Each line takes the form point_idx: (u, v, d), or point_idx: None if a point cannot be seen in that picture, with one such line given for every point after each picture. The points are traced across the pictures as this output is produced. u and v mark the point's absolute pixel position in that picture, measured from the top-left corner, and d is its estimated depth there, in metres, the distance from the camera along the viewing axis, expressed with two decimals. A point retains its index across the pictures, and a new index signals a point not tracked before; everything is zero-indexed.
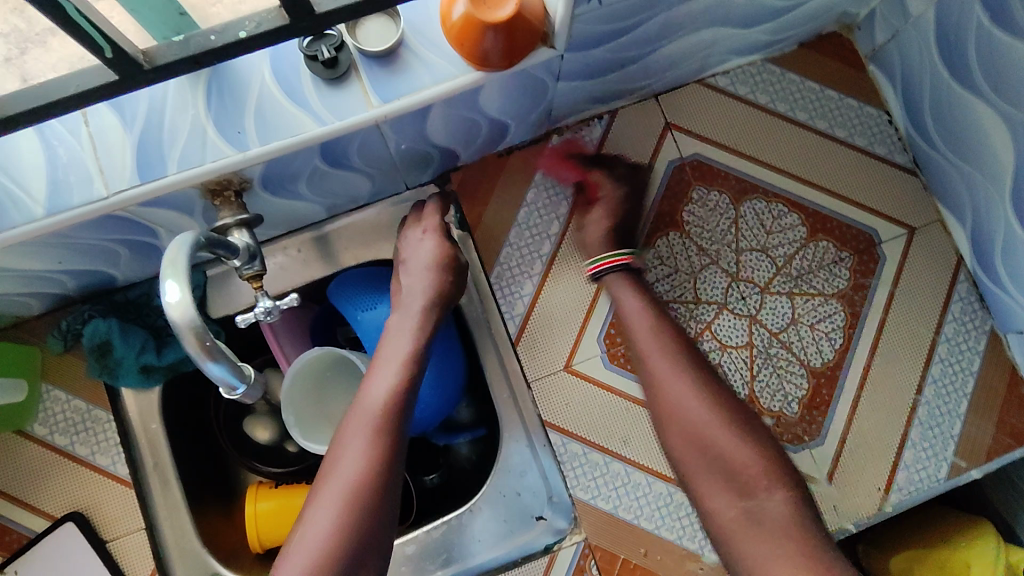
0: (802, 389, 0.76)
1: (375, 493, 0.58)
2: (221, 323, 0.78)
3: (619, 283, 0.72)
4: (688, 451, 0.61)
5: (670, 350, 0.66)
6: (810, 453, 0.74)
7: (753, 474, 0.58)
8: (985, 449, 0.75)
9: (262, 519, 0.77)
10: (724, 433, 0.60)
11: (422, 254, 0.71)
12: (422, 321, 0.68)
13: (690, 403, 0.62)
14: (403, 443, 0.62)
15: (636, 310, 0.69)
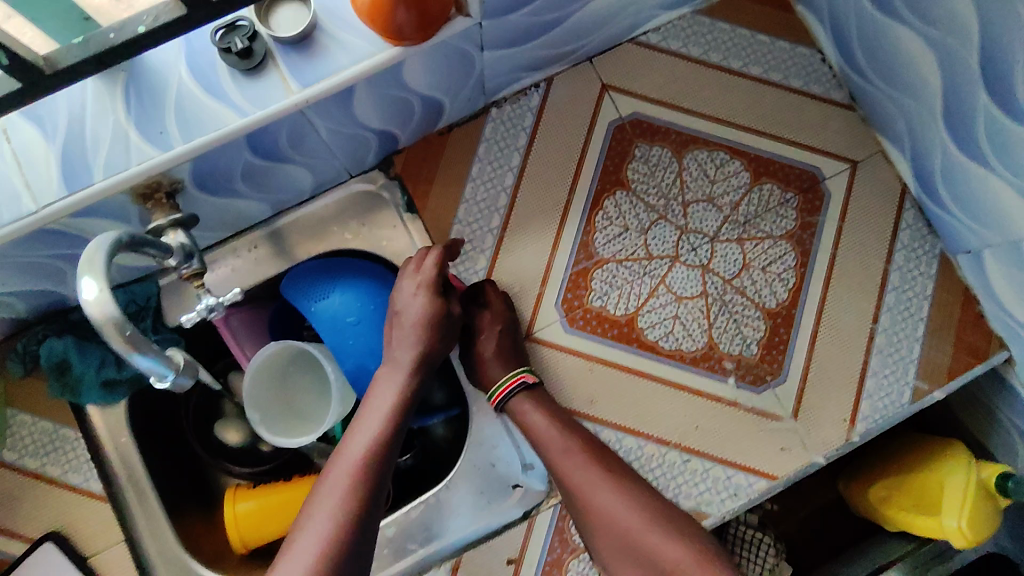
0: (761, 332, 0.77)
1: (347, 551, 0.56)
2: (180, 331, 0.78)
3: (523, 401, 0.70)
4: (623, 556, 0.62)
5: (607, 467, 0.66)
6: (773, 392, 0.75)
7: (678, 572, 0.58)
8: (946, 370, 0.76)
9: (243, 519, 0.78)
10: (659, 536, 0.61)
11: (414, 307, 0.69)
12: (407, 381, 0.67)
13: (621, 511, 0.62)
14: (379, 502, 0.61)
15: (612, 403, 0.69)
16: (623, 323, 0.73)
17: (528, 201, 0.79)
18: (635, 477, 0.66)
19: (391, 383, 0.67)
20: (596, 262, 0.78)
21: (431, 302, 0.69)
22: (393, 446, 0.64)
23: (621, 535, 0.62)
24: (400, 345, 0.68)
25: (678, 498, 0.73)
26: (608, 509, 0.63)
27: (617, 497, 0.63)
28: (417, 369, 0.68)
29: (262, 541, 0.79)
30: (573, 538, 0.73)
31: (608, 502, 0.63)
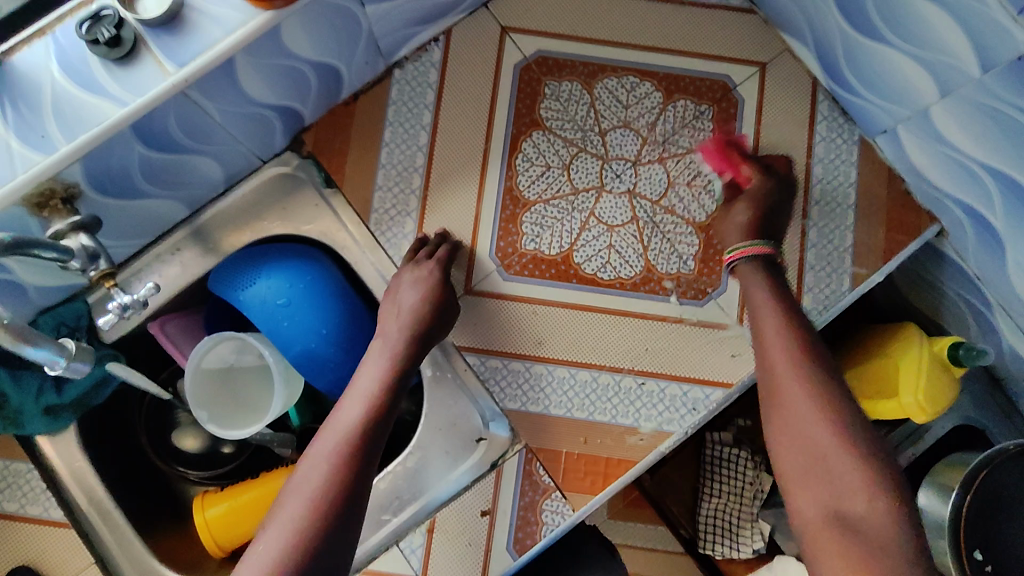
0: (695, 247, 0.77)
1: (330, 518, 0.56)
2: (117, 344, 0.77)
3: (756, 283, 0.70)
4: (804, 478, 0.59)
5: (799, 339, 0.64)
6: (716, 303, 0.77)
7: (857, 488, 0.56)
8: (881, 251, 0.78)
9: (214, 524, 0.77)
10: (814, 419, 0.60)
11: (413, 287, 0.71)
12: (401, 345, 0.68)
13: (810, 430, 0.59)
14: (370, 471, 0.60)
15: (768, 303, 0.67)
16: (744, 252, 0.71)
17: (448, 156, 0.78)
18: (824, 351, 0.64)
19: (387, 354, 0.67)
20: (524, 206, 0.77)
21: (429, 285, 0.72)
22: (386, 416, 0.63)
23: (785, 414, 0.61)
24: (398, 320, 0.70)
25: (639, 421, 0.74)
26: (790, 395, 0.62)
27: (803, 380, 0.62)
28: (414, 343, 0.68)
29: (239, 544, 0.78)
30: (543, 479, 0.74)
31: (795, 393, 0.61)
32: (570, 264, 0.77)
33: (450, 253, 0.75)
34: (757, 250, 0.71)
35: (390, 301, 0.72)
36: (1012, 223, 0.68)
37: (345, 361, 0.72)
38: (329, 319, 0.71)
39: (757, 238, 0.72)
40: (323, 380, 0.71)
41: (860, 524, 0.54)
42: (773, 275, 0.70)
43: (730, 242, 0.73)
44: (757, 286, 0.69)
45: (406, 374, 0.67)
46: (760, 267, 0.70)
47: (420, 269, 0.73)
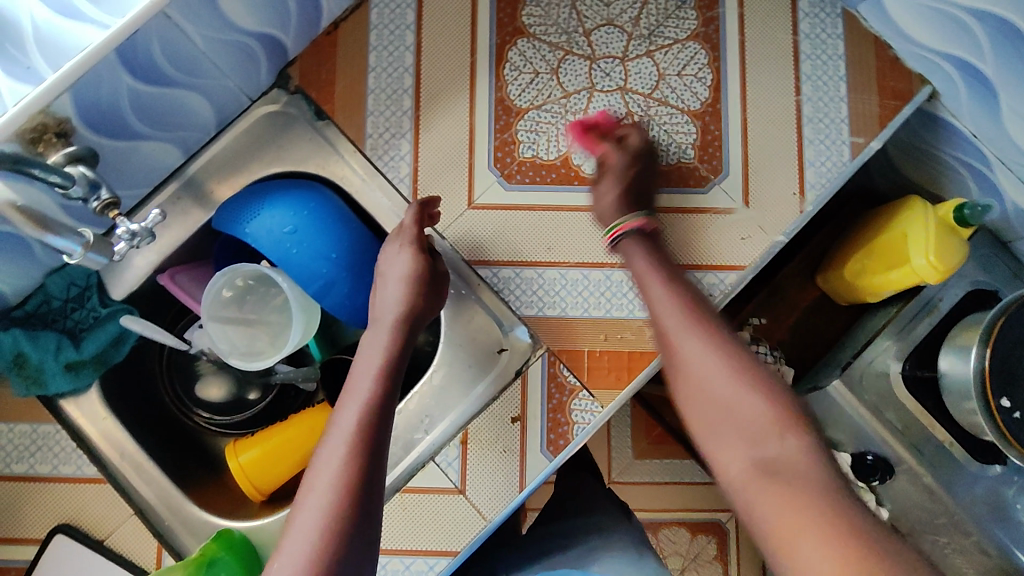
0: (693, 134, 0.77)
1: (352, 523, 0.52)
2: (130, 301, 0.77)
3: (633, 249, 0.70)
4: (708, 424, 0.58)
5: (685, 314, 0.63)
6: (720, 188, 0.77)
7: (763, 424, 0.55)
8: (877, 118, 0.78)
9: (249, 468, 0.77)
10: (735, 387, 0.57)
11: (394, 266, 0.69)
12: (393, 336, 0.65)
13: (708, 363, 0.59)
14: (381, 470, 0.57)
15: (648, 269, 0.68)
16: (622, 228, 0.71)
17: (435, 75, 0.77)
18: (722, 324, 0.63)
19: (380, 348, 0.65)
20: (517, 115, 0.77)
21: (414, 261, 0.69)
22: (386, 411, 0.60)
23: (708, 394, 0.58)
24: (386, 312, 0.67)
25: None
26: (699, 369, 0.60)
27: (703, 346, 0.61)
28: (404, 332, 0.66)
29: (278, 485, 0.78)
30: (568, 380, 0.74)
31: (699, 361, 0.60)
32: (570, 167, 0.76)
33: (422, 218, 0.71)
34: (636, 223, 0.71)
35: (374, 298, 0.69)
36: (1001, 66, 0.69)
37: (359, 286, 0.72)
38: (337, 244, 0.71)
39: (634, 211, 0.72)
40: (337, 305, 0.71)
41: (779, 467, 0.52)
42: (653, 248, 0.71)
43: (609, 218, 0.73)
44: (639, 256, 0.70)
45: (400, 367, 0.64)
46: (643, 242, 0.71)
47: (399, 247, 0.70)
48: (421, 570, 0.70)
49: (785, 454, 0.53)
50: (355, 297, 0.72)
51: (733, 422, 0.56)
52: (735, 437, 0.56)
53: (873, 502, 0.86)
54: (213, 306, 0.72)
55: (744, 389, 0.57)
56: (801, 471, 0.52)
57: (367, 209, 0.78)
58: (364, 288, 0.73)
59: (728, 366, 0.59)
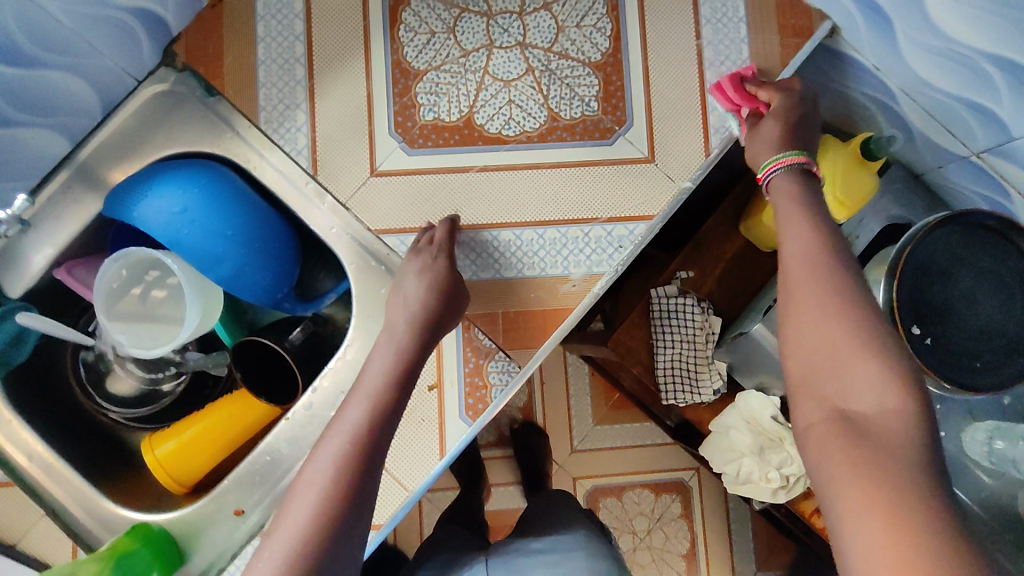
0: (595, 87, 0.76)
1: (345, 513, 0.51)
2: (29, 302, 0.74)
3: (787, 182, 0.60)
4: (807, 366, 0.50)
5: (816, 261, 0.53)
6: (626, 139, 0.76)
7: (864, 386, 0.47)
8: (778, 57, 0.78)
9: (166, 461, 0.75)
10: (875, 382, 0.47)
11: (410, 268, 0.69)
12: (406, 342, 0.65)
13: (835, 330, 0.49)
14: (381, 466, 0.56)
15: (792, 213, 0.57)
16: (784, 162, 0.61)
17: (328, 41, 0.75)
18: (861, 275, 0.52)
19: (389, 355, 0.64)
20: (415, 77, 0.75)
21: (429, 262, 0.69)
22: (393, 410, 0.59)
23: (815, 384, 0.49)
24: (400, 321, 0.67)
25: (569, 269, 0.74)
26: (811, 327, 0.50)
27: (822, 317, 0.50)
28: (419, 339, 0.66)
29: (198, 476, 0.77)
30: (484, 343, 0.74)
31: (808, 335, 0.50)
32: (473, 128, 0.75)
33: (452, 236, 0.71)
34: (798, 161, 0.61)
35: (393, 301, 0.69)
36: None
37: (261, 264, 0.71)
38: (234, 222, 0.69)
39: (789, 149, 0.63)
40: (241, 285, 0.71)
41: (871, 425, 0.46)
42: (811, 188, 0.60)
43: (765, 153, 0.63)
44: (787, 199, 0.59)
45: (410, 372, 0.63)
46: (796, 181, 0.60)
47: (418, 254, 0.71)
48: None
49: (889, 417, 0.45)
50: (258, 275, 0.72)
51: (836, 375, 0.48)
52: (833, 397, 0.48)
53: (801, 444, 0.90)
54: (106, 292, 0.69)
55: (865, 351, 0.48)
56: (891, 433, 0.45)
57: (267, 185, 0.75)
58: (267, 266, 0.72)
59: (848, 318, 0.49)
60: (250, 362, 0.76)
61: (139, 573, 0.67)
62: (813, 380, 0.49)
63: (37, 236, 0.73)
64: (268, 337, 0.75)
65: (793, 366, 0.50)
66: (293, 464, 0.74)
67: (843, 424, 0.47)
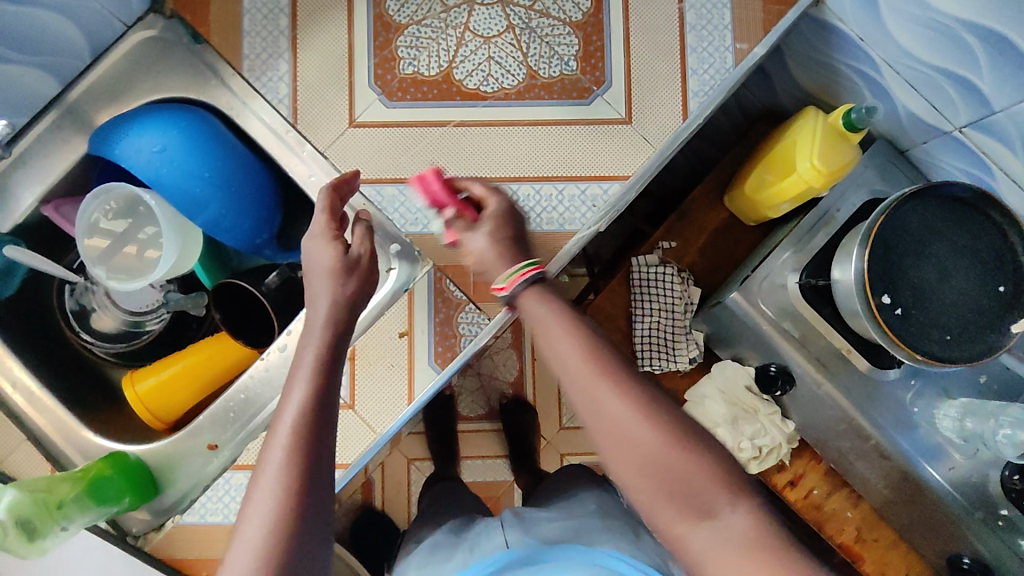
0: (574, 47, 0.77)
1: (299, 528, 0.48)
2: (17, 236, 0.76)
3: (531, 295, 0.57)
4: (646, 486, 0.49)
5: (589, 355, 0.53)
6: (603, 100, 0.76)
7: (705, 487, 0.48)
8: (761, 23, 0.77)
9: (146, 397, 0.78)
10: (681, 455, 0.48)
11: (317, 259, 0.63)
12: (328, 330, 0.60)
13: (637, 429, 0.49)
14: (325, 466, 0.52)
15: (552, 316, 0.55)
16: (520, 274, 0.56)
17: None
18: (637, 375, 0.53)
19: (311, 344, 0.59)
20: (396, 31, 0.77)
21: (335, 249, 0.63)
22: (329, 398, 0.56)
23: (624, 451, 0.49)
24: (318, 315, 0.61)
25: (540, 225, 0.75)
26: (611, 425, 0.50)
27: (619, 407, 0.50)
28: (338, 326, 0.60)
29: (179, 414, 0.79)
30: (455, 294, 0.75)
31: (609, 413, 0.50)
32: (451, 83, 0.76)
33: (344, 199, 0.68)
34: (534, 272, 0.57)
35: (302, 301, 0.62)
36: None
37: (237, 206, 0.73)
38: (211, 163, 0.71)
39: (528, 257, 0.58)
40: (218, 225, 0.73)
41: (728, 522, 0.47)
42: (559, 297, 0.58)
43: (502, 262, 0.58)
44: (538, 307, 0.56)
45: (337, 358, 0.59)
46: (542, 293, 0.57)
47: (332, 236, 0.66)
48: None
49: (742, 521, 0.47)
50: (234, 217, 0.73)
51: (674, 482, 0.48)
52: (666, 489, 0.48)
53: (774, 413, 0.91)
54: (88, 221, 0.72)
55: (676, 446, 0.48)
56: (758, 540, 0.46)
57: (250, 133, 0.76)
58: (244, 209, 0.73)
59: (644, 414, 0.50)
60: (230, 302, 0.79)
61: (110, 501, 0.68)
62: (669, 478, 0.48)
63: (28, 175, 0.75)
64: (247, 281, 0.78)
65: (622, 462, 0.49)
66: (264, 403, 0.74)
67: (686, 506, 0.48)
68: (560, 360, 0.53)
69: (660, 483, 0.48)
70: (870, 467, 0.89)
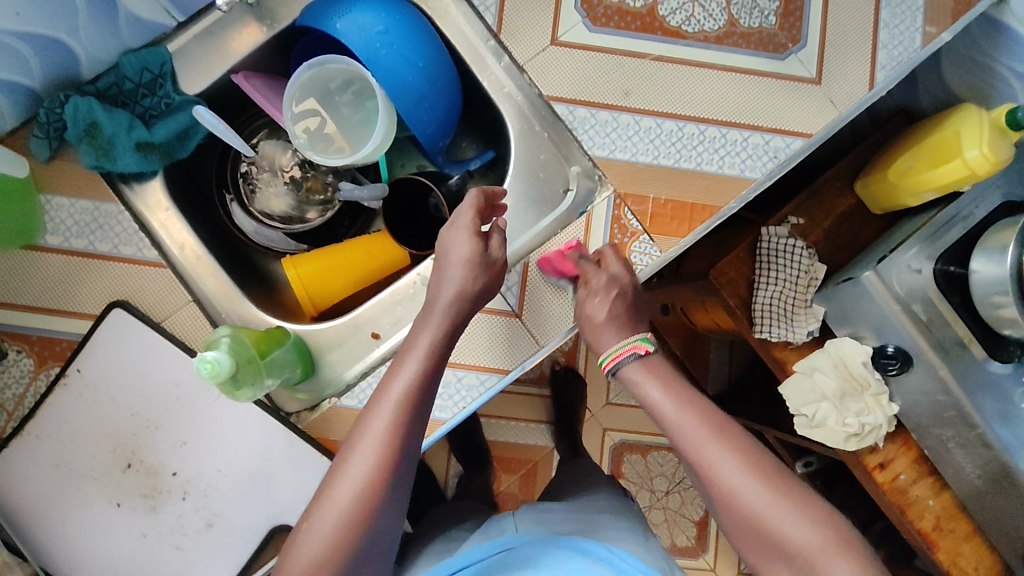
0: (776, 2, 0.78)
1: (385, 495, 0.60)
2: (203, 99, 0.76)
3: (635, 370, 0.75)
4: (746, 540, 0.64)
5: (706, 421, 0.69)
6: (796, 58, 0.78)
7: (809, 554, 0.60)
8: (951, 11, 0.80)
9: (308, 280, 0.78)
10: (784, 513, 0.62)
11: (455, 251, 0.69)
12: (444, 319, 0.68)
13: (745, 493, 0.63)
14: (411, 447, 0.63)
15: (664, 403, 0.72)
16: (620, 355, 0.75)
17: None
18: (750, 446, 0.67)
19: (430, 330, 0.67)
20: None
21: (472, 243, 0.69)
22: (432, 386, 0.65)
23: (736, 505, 0.64)
24: (439, 298, 0.68)
25: (722, 168, 0.77)
26: (732, 487, 0.64)
27: (743, 474, 0.64)
28: (456, 317, 0.68)
29: (327, 305, 0.80)
30: (630, 223, 0.77)
31: (733, 482, 0.64)
32: (655, 17, 0.77)
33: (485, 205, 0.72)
34: (643, 348, 0.76)
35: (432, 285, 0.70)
36: None
37: (440, 102, 0.74)
38: (425, 54, 0.71)
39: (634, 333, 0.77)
40: (419, 117, 0.73)
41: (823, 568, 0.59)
42: (660, 375, 0.74)
43: (605, 343, 0.77)
44: (649, 385, 0.74)
45: (447, 348, 0.67)
46: (645, 369, 0.75)
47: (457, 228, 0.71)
48: (472, 384, 0.75)
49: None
50: (433, 111, 0.74)
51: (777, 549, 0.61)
52: (779, 552, 0.61)
53: (881, 396, 0.95)
54: (296, 90, 0.74)
55: (787, 509, 0.62)
56: None
57: (449, 35, 0.80)
58: (444, 106, 0.75)
59: (761, 480, 0.64)
60: (403, 200, 0.83)
61: (286, 365, 0.69)
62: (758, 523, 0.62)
63: (221, 39, 0.75)
64: (428, 178, 0.83)
65: (756, 496, 0.63)
66: None
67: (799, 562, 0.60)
68: (666, 417, 0.71)
69: (820, 536, 0.60)
70: (969, 455, 0.93)
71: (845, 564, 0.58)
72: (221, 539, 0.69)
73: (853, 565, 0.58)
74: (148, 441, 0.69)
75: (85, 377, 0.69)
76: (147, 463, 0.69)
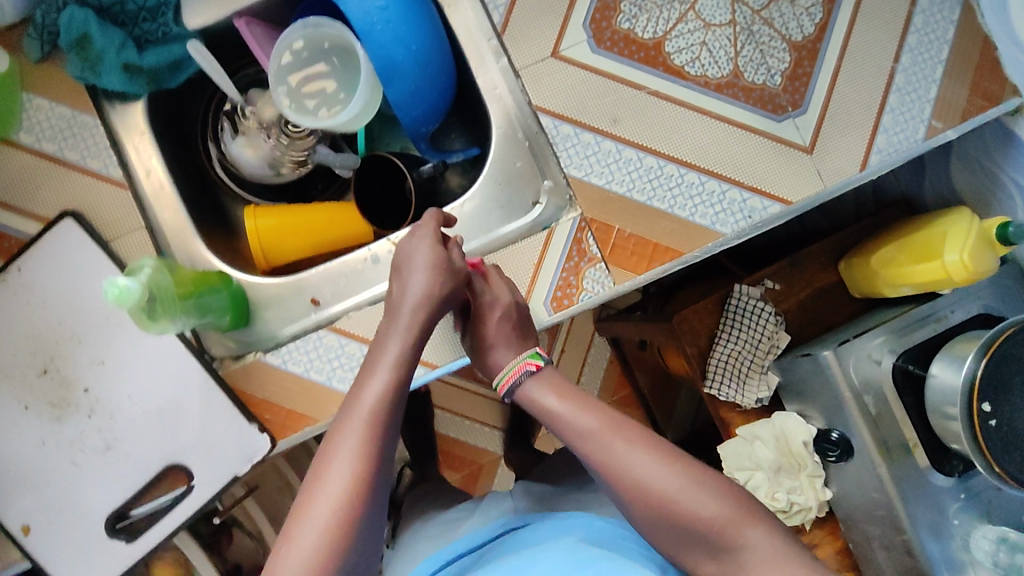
0: (785, 63, 0.77)
1: (367, 504, 0.56)
2: (201, 36, 0.77)
3: (531, 387, 0.70)
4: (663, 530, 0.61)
5: (604, 415, 0.65)
6: (793, 123, 0.77)
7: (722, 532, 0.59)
8: (960, 109, 0.79)
9: (264, 233, 0.79)
10: (696, 497, 0.60)
11: (417, 257, 0.68)
12: (413, 322, 0.66)
13: (654, 480, 0.61)
14: (389, 456, 0.59)
15: (556, 411, 0.67)
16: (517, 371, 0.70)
17: None
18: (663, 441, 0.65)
19: (399, 334, 0.65)
20: None
21: (434, 250, 0.68)
22: (401, 392, 0.63)
23: (649, 501, 0.61)
24: (402, 302, 0.67)
25: (693, 217, 0.76)
26: (634, 475, 0.61)
27: (655, 463, 0.62)
28: (424, 320, 0.67)
29: (279, 262, 0.81)
30: (590, 249, 0.76)
31: (645, 473, 0.61)
32: (659, 52, 0.76)
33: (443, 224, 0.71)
34: (534, 363, 0.70)
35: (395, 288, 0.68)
36: None
37: (424, 87, 0.74)
38: (420, 38, 0.71)
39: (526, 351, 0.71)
40: (401, 98, 0.74)
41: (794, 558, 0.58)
42: (559, 383, 0.69)
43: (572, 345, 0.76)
44: (547, 395, 0.68)
45: (417, 353, 0.66)
46: (541, 378, 0.70)
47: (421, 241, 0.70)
48: None
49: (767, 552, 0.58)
50: (418, 96, 0.74)
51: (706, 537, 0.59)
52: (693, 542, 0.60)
53: (815, 479, 0.94)
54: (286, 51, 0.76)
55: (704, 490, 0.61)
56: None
57: (454, 27, 0.80)
58: (431, 93, 0.75)
59: (675, 467, 0.62)
60: (375, 178, 0.83)
61: (215, 311, 0.69)
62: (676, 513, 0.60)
63: None
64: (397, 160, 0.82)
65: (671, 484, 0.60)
66: (375, 281, 0.76)
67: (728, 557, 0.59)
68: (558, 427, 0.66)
69: (729, 513, 0.59)
70: (890, 558, 0.90)
71: (757, 537, 0.59)
72: (118, 463, 0.70)
73: (769, 540, 0.59)
74: (68, 353, 0.70)
75: (24, 277, 0.70)
76: (63, 374, 0.70)
